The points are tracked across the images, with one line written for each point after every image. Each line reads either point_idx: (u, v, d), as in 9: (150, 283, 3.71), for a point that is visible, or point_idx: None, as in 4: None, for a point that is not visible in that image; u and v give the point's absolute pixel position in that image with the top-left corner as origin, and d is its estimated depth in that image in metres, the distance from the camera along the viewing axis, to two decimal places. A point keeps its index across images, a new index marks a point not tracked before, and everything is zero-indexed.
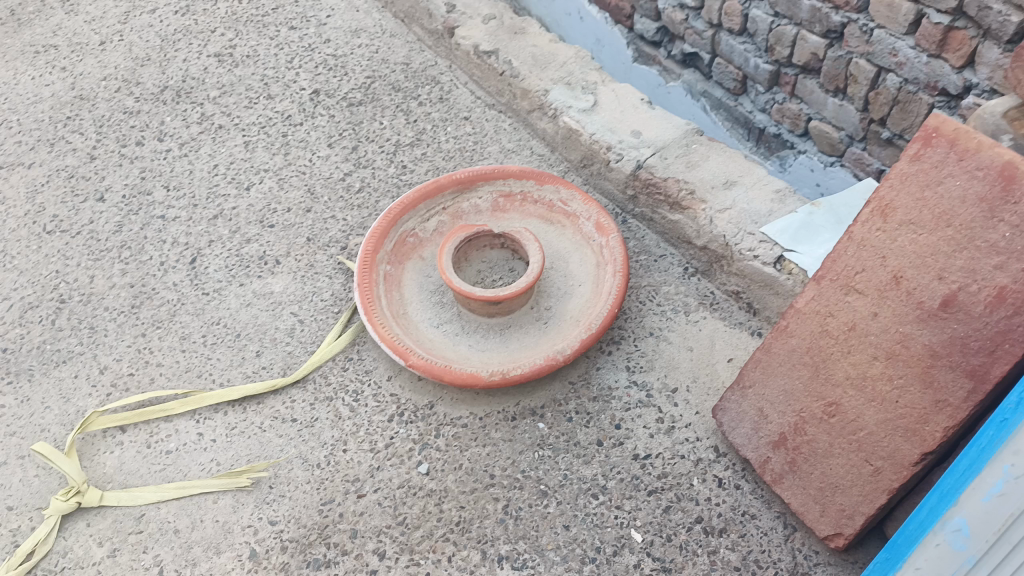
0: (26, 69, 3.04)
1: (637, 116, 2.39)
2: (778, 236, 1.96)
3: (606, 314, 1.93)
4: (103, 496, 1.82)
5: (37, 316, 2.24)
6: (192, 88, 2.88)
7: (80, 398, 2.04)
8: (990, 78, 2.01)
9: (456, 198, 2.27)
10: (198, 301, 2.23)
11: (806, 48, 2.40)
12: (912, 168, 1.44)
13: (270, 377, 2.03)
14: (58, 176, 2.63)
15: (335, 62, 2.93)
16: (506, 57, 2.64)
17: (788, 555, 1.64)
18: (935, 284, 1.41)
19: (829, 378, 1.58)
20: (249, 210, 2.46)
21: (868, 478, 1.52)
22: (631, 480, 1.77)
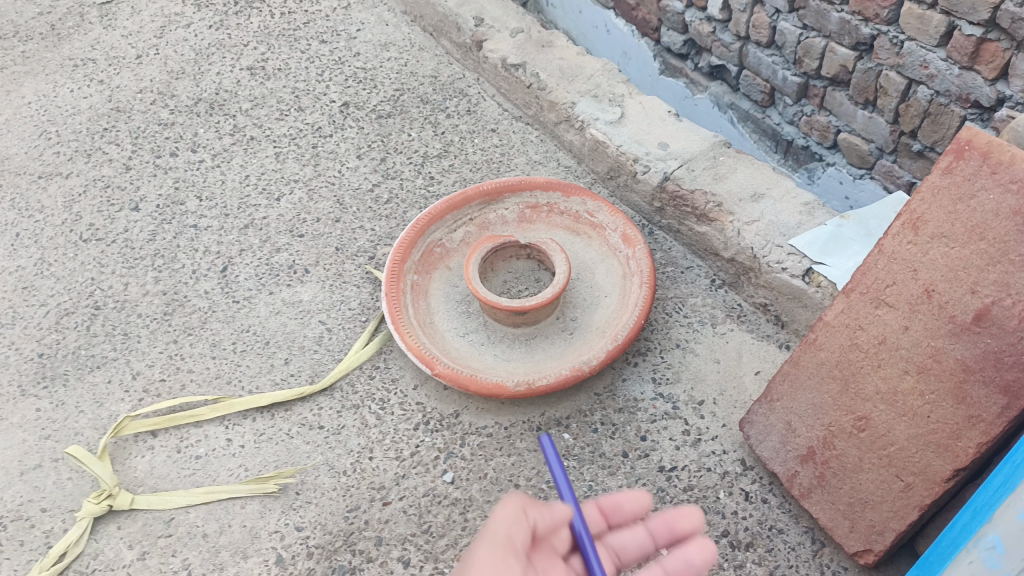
0: (65, 82, 3.13)
1: (664, 128, 2.39)
2: (807, 248, 1.95)
3: (632, 326, 1.93)
4: (134, 499, 1.85)
5: (72, 322, 2.29)
6: (225, 100, 2.94)
7: (113, 403, 2.08)
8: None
9: (483, 209, 2.29)
10: (229, 308, 2.27)
11: (834, 61, 2.39)
12: (945, 181, 1.43)
13: (298, 384, 2.06)
14: (94, 186, 2.69)
15: (364, 75, 2.97)
16: (533, 70, 2.66)
17: (816, 571, 1.62)
18: (968, 297, 1.39)
19: (860, 392, 1.56)
20: (279, 220, 2.50)
21: (898, 494, 1.50)
22: (657, 493, 1.76)
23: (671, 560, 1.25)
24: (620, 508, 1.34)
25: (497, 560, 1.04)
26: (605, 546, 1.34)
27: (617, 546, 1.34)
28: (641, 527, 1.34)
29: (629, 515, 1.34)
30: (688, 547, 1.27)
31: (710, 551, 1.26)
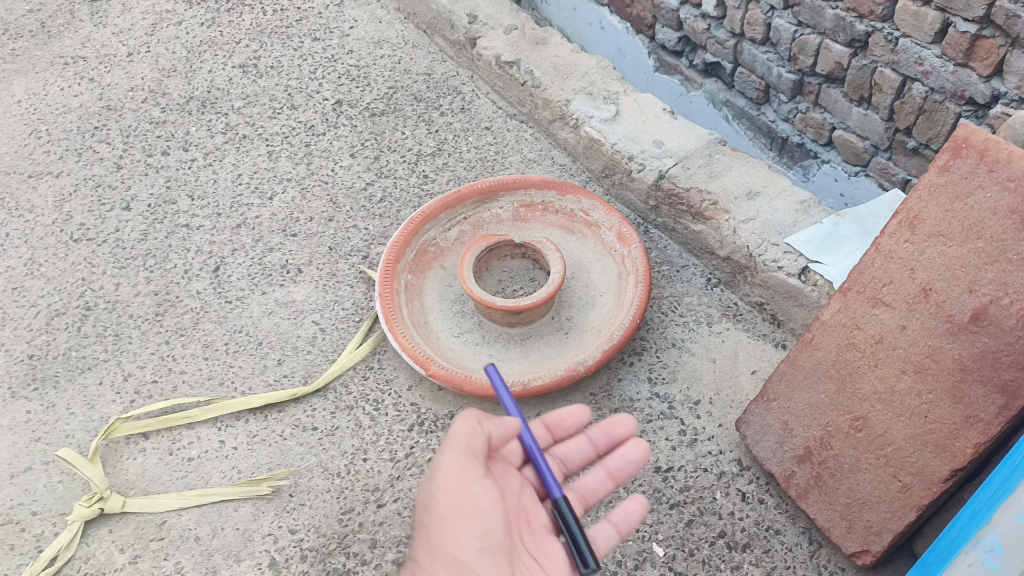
0: (55, 81, 3.10)
1: (659, 126, 2.38)
2: (803, 246, 1.94)
3: (628, 325, 1.91)
4: (125, 502, 1.83)
5: (63, 323, 2.27)
6: (217, 99, 2.91)
7: (104, 404, 2.06)
8: (1019, 86, 1.99)
9: (477, 208, 2.28)
10: (221, 309, 2.25)
11: (830, 58, 2.38)
12: (942, 179, 1.42)
13: (291, 385, 2.04)
14: (85, 185, 2.67)
15: (357, 72, 2.95)
16: (528, 68, 2.64)
17: (814, 572, 1.61)
18: (965, 297, 1.38)
19: (856, 391, 1.55)
20: (271, 219, 2.48)
21: (896, 494, 1.49)
22: (653, 493, 1.75)
23: (613, 461, 1.44)
24: (562, 423, 1.50)
25: (461, 469, 1.18)
26: (553, 458, 1.48)
27: (564, 456, 1.48)
28: (583, 437, 1.49)
29: (570, 429, 1.50)
30: (624, 446, 1.45)
31: (645, 450, 1.44)
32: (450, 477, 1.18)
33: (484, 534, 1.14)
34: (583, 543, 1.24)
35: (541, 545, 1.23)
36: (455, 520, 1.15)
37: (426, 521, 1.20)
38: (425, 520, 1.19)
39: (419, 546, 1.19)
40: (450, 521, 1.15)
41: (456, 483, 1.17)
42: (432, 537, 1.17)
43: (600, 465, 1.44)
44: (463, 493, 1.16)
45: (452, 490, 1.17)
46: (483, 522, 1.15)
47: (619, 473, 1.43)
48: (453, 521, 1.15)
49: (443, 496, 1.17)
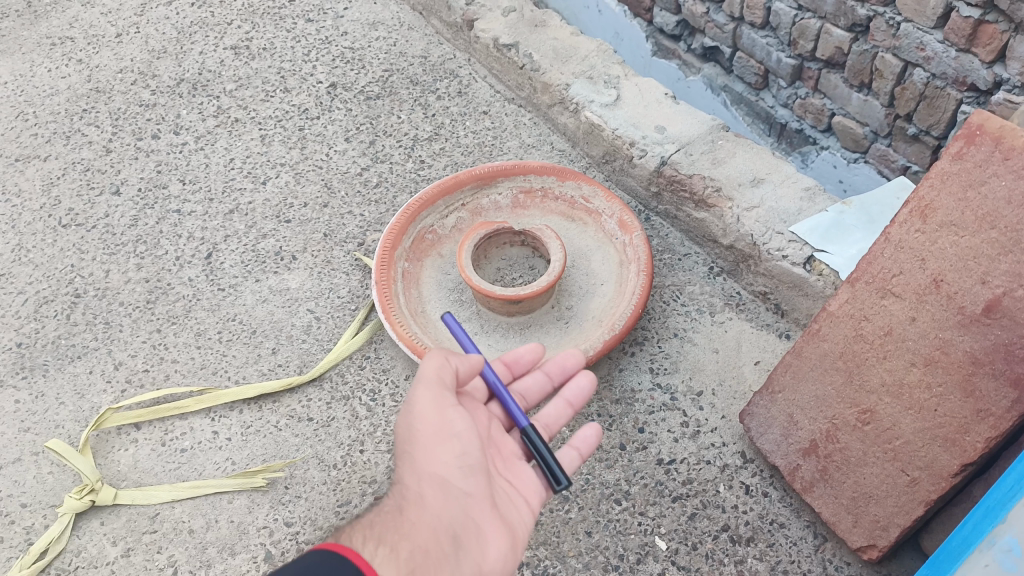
0: (43, 62, 3.02)
1: (661, 111, 2.33)
2: (808, 235, 1.91)
3: (629, 315, 1.88)
4: (117, 494, 1.79)
5: (51, 311, 2.22)
6: (208, 81, 2.85)
7: (95, 394, 2.01)
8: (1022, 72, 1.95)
9: (476, 194, 2.23)
10: (214, 296, 2.20)
11: (830, 43, 2.33)
12: (954, 167, 1.39)
13: (286, 375, 2.00)
14: (73, 169, 2.61)
15: (352, 55, 2.89)
16: (526, 51, 2.59)
17: (818, 566, 1.59)
18: (978, 288, 1.35)
19: (864, 384, 1.53)
20: (265, 204, 2.43)
21: (904, 488, 1.47)
22: (656, 486, 1.72)
23: (572, 392, 1.50)
24: (519, 360, 1.55)
25: (437, 398, 1.26)
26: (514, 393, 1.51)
27: (523, 391, 1.52)
28: (538, 371, 1.55)
29: (527, 365, 1.56)
30: (579, 377, 1.53)
31: (595, 378, 1.53)
32: (427, 406, 1.26)
33: (463, 455, 1.24)
34: (552, 462, 1.34)
35: (513, 470, 1.34)
36: (435, 444, 1.24)
37: (405, 450, 1.26)
38: (406, 448, 1.26)
39: (401, 473, 1.24)
40: (430, 446, 1.23)
41: (434, 411, 1.25)
42: (415, 461, 1.23)
43: (560, 396, 1.50)
44: (441, 420, 1.25)
45: (430, 416, 1.25)
46: (462, 444, 1.24)
47: (576, 402, 1.50)
48: (434, 444, 1.23)
49: (423, 422, 1.24)
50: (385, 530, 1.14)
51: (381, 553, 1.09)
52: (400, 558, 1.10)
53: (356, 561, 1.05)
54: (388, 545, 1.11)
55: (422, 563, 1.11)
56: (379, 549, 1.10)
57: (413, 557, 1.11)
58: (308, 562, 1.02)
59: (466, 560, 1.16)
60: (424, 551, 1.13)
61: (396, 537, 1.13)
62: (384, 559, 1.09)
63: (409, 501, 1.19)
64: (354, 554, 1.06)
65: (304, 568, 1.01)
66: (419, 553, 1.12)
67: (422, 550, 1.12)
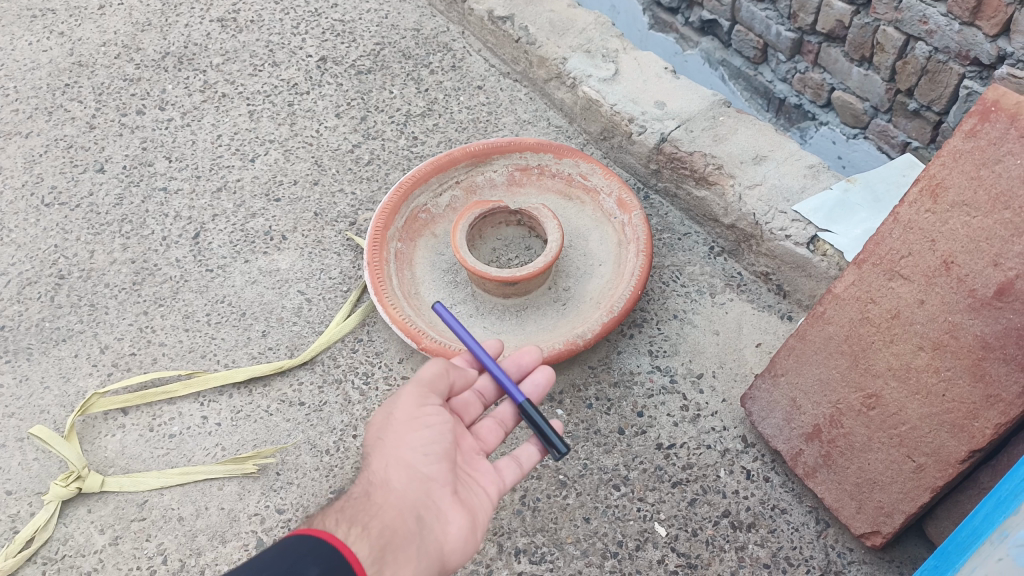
0: (23, 34, 2.93)
1: (660, 85, 2.27)
2: (812, 214, 1.86)
3: (629, 296, 1.83)
4: (104, 481, 1.75)
5: (35, 292, 2.16)
6: (194, 54, 2.76)
7: (80, 378, 1.97)
8: None
9: (470, 171, 2.17)
10: (202, 278, 2.15)
11: (831, 16, 2.26)
12: (967, 145, 1.34)
13: (276, 358, 1.95)
14: (56, 146, 2.53)
15: (342, 27, 2.81)
16: (522, 23, 2.51)
17: (820, 552, 1.56)
18: (989, 271, 1.31)
19: (869, 367, 1.49)
20: (254, 182, 2.36)
21: (909, 475, 1.44)
22: (655, 471, 1.69)
23: (528, 390, 1.45)
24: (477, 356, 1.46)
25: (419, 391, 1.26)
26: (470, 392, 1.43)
27: (480, 389, 1.44)
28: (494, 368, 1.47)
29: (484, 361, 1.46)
30: (534, 373, 1.47)
31: (551, 374, 1.48)
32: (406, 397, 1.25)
33: (432, 442, 1.22)
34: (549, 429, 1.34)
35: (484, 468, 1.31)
36: (406, 432, 1.22)
37: (376, 437, 1.25)
38: (377, 435, 1.24)
39: (369, 459, 1.22)
40: (401, 433, 1.22)
41: (411, 403, 1.25)
42: (384, 447, 1.21)
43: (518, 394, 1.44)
44: (415, 410, 1.24)
45: (409, 407, 1.24)
46: (433, 433, 1.23)
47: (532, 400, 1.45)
48: (406, 431, 1.22)
49: (399, 410, 1.23)
50: (352, 513, 1.12)
51: (354, 533, 1.08)
52: (369, 536, 1.09)
53: (333, 540, 1.05)
54: (358, 524, 1.10)
55: (389, 540, 1.10)
56: (350, 530, 1.09)
57: (381, 534, 1.10)
58: (285, 546, 1.03)
59: (428, 539, 1.14)
60: (390, 528, 1.11)
61: (365, 517, 1.12)
62: (356, 538, 1.08)
63: (375, 485, 1.17)
64: (330, 535, 1.06)
65: (280, 551, 1.02)
66: (386, 531, 1.11)
67: (388, 527, 1.11)
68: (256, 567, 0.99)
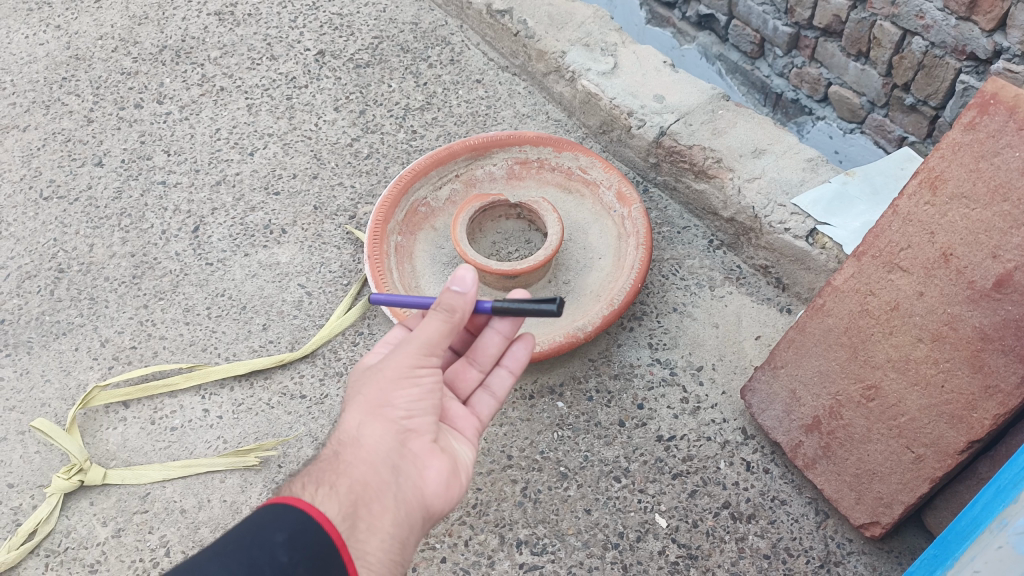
0: (20, 28, 2.92)
1: (659, 79, 2.27)
2: (811, 208, 1.87)
3: (629, 289, 1.83)
4: (106, 474, 1.75)
5: (35, 286, 2.16)
6: (192, 48, 2.75)
7: (81, 371, 1.97)
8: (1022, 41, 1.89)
9: (470, 165, 2.17)
10: (202, 271, 2.15)
11: (828, 10, 2.27)
12: (966, 138, 1.35)
13: (277, 351, 1.96)
14: (54, 139, 2.52)
15: (340, 21, 2.80)
16: (521, 17, 2.52)
17: (820, 543, 1.58)
18: (989, 263, 1.32)
19: (869, 359, 1.50)
20: (253, 176, 2.36)
21: (908, 465, 1.45)
22: (655, 463, 1.70)
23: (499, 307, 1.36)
24: None
25: (416, 353, 1.19)
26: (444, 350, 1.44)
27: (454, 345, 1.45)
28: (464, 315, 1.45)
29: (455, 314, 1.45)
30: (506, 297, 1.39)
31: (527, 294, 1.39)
32: (400, 355, 1.19)
33: (418, 398, 1.18)
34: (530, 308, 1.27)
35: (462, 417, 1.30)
36: (390, 387, 1.17)
37: (355, 391, 1.20)
38: (356, 390, 1.20)
39: (345, 412, 1.19)
40: (384, 388, 1.17)
41: (402, 359, 1.18)
42: (361, 401, 1.17)
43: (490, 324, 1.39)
44: (405, 367, 1.18)
45: (399, 364, 1.18)
46: (420, 389, 1.19)
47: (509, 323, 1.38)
48: (391, 387, 1.17)
49: (390, 366, 1.18)
50: (321, 473, 1.11)
51: (322, 492, 1.08)
52: (339, 494, 1.09)
53: (299, 505, 1.04)
54: (326, 484, 1.09)
55: (361, 495, 1.09)
56: (319, 490, 1.08)
57: (353, 490, 1.09)
58: (252, 517, 1.03)
59: (407, 489, 1.13)
60: (362, 484, 1.10)
61: (333, 476, 1.11)
62: (325, 497, 1.08)
63: (348, 441, 1.15)
64: (296, 500, 1.05)
65: (247, 522, 1.02)
66: (358, 487, 1.10)
67: (360, 483, 1.10)
68: (221, 545, 1.00)
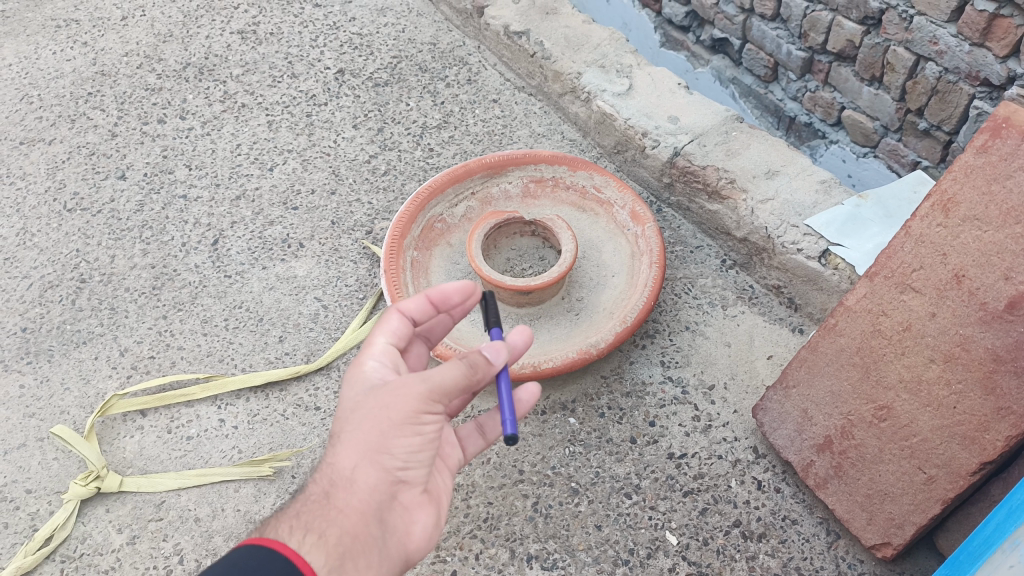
0: (47, 44, 2.99)
1: (673, 101, 2.31)
2: (823, 229, 1.89)
3: (641, 307, 1.85)
4: (123, 481, 1.77)
5: (57, 296, 2.20)
6: (215, 65, 2.82)
7: (100, 380, 2.00)
8: None
9: (485, 183, 2.20)
10: (221, 283, 2.18)
11: (842, 35, 2.29)
12: (979, 160, 1.37)
13: (293, 363, 1.98)
14: (78, 153, 2.58)
15: (360, 40, 2.86)
16: (538, 38, 2.56)
17: (831, 563, 1.57)
18: (1000, 285, 1.33)
19: (881, 380, 1.50)
20: (272, 191, 2.40)
21: (921, 486, 1.45)
22: (666, 480, 1.70)
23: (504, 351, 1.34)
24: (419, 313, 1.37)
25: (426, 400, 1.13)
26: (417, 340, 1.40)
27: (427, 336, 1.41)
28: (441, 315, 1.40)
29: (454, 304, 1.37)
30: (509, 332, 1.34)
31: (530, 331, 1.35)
32: (406, 400, 1.13)
33: (418, 447, 1.15)
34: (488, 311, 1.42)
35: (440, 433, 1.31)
36: (391, 431, 1.13)
37: (352, 425, 1.15)
38: (353, 424, 1.15)
39: (340, 445, 1.14)
40: (384, 434, 1.12)
41: (411, 408, 1.13)
42: (359, 441, 1.13)
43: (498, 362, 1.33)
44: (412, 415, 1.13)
45: (405, 411, 1.13)
46: (422, 439, 1.15)
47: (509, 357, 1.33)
48: (391, 435, 1.13)
49: (395, 413, 1.12)
50: (311, 517, 1.10)
51: (309, 541, 1.07)
52: (327, 544, 1.07)
53: (285, 552, 1.04)
54: (314, 531, 1.08)
55: (349, 548, 1.09)
56: (306, 538, 1.07)
57: (342, 542, 1.08)
58: (235, 559, 1.02)
59: (390, 544, 1.14)
60: (351, 537, 1.09)
61: (324, 523, 1.09)
62: (311, 546, 1.06)
63: (340, 483, 1.12)
64: (280, 546, 1.05)
65: (230, 563, 1.01)
66: (347, 538, 1.09)
67: (349, 535, 1.09)
68: None
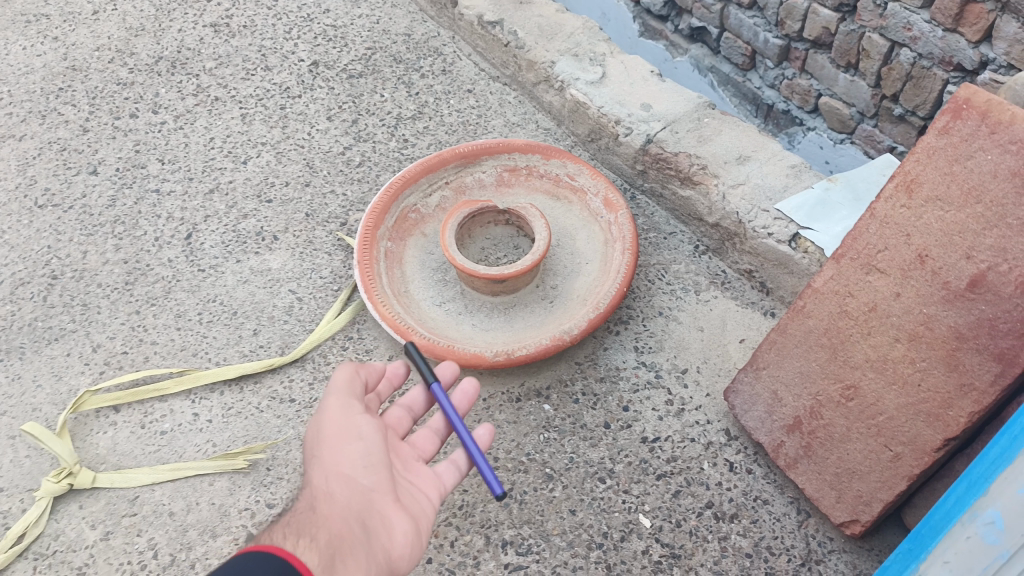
0: (17, 39, 2.95)
1: (647, 88, 2.31)
2: (794, 213, 1.90)
3: (614, 293, 1.86)
4: (95, 477, 1.77)
5: (28, 292, 2.18)
6: (187, 59, 2.79)
7: (72, 376, 1.98)
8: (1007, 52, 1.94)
9: (459, 172, 2.20)
10: (194, 277, 2.17)
11: (817, 22, 2.31)
12: (941, 142, 1.37)
13: (268, 356, 1.98)
14: (49, 149, 2.55)
15: (335, 32, 2.84)
16: (511, 28, 2.56)
17: (802, 542, 1.59)
18: (962, 263, 1.35)
19: (848, 360, 1.52)
20: (246, 184, 2.39)
21: (887, 464, 1.47)
22: (640, 464, 1.71)
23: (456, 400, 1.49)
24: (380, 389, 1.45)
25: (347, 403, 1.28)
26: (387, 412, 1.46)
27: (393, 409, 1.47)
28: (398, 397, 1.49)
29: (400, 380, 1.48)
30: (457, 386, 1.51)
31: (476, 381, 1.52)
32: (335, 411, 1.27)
33: (366, 452, 1.23)
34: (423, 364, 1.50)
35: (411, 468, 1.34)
36: (338, 444, 1.23)
37: (313, 456, 1.24)
38: (314, 454, 1.24)
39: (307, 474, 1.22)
40: (334, 446, 1.22)
41: (341, 414, 1.27)
42: (320, 462, 1.22)
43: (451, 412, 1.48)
44: (349, 421, 1.26)
45: (338, 419, 1.26)
46: (365, 441, 1.24)
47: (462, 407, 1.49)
48: (337, 444, 1.23)
49: (332, 425, 1.25)
50: (301, 525, 1.11)
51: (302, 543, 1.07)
52: (319, 546, 1.08)
53: (282, 554, 1.02)
54: (306, 536, 1.08)
55: (339, 546, 1.09)
56: (300, 540, 1.07)
57: (330, 542, 1.09)
58: (232, 564, 0.99)
59: (376, 546, 1.14)
60: (339, 537, 1.10)
61: (312, 528, 1.10)
62: (305, 548, 1.06)
63: (319, 497, 1.17)
64: (277, 548, 1.03)
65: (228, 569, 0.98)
66: (336, 539, 1.10)
67: (337, 536, 1.10)
68: None
